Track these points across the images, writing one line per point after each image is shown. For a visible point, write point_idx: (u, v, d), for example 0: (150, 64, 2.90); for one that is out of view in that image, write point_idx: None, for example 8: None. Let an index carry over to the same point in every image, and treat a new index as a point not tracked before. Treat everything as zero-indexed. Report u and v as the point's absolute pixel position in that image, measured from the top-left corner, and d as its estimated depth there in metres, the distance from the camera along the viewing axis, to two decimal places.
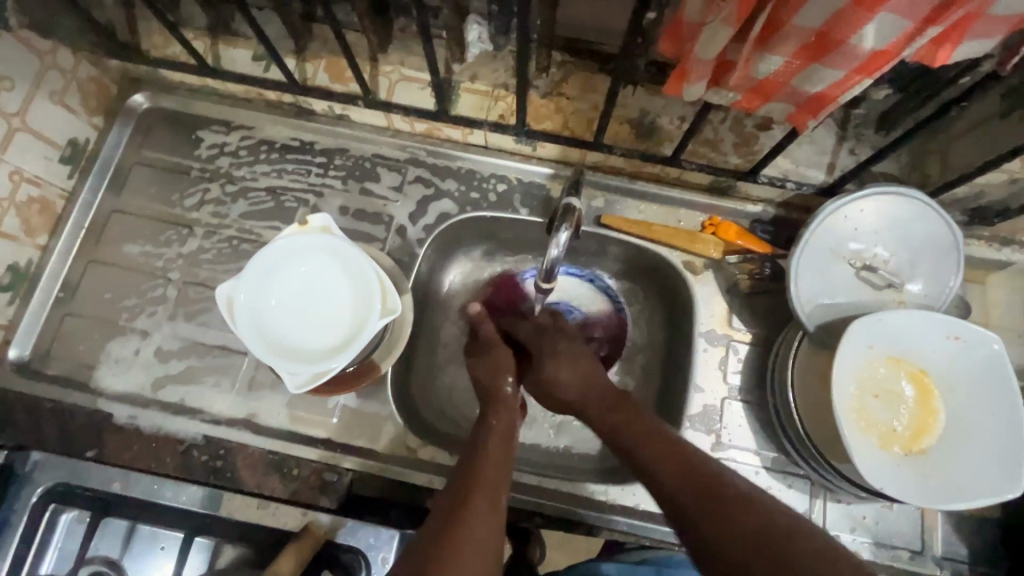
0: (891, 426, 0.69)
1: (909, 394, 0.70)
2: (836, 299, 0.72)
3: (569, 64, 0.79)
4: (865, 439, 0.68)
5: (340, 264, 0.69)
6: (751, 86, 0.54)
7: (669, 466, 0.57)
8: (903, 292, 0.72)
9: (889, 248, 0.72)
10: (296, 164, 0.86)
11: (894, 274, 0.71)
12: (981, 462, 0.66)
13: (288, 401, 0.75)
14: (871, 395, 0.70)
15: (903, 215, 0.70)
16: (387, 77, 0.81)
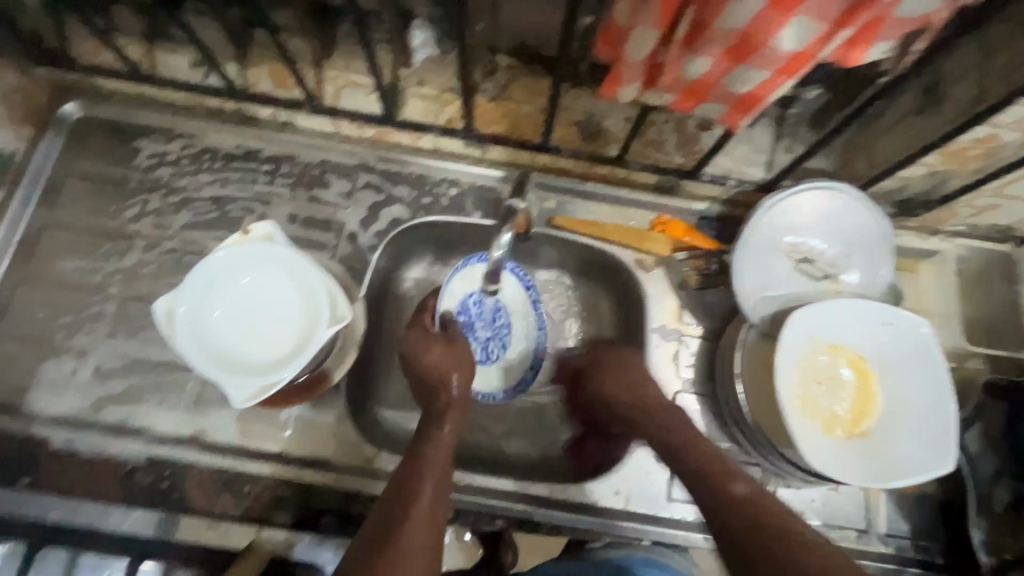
0: (833, 410, 0.72)
1: (849, 379, 0.73)
2: (779, 291, 0.74)
3: (515, 68, 0.80)
4: (811, 425, 0.70)
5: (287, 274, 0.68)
6: (684, 87, 0.56)
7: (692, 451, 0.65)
8: (839, 282, 0.75)
9: (825, 241, 0.75)
10: (241, 172, 0.84)
11: (830, 266, 0.75)
12: (914, 440, 0.69)
13: (238, 416, 0.73)
14: (814, 380, 0.72)
15: (835, 209, 0.74)
16: (332, 83, 0.81)
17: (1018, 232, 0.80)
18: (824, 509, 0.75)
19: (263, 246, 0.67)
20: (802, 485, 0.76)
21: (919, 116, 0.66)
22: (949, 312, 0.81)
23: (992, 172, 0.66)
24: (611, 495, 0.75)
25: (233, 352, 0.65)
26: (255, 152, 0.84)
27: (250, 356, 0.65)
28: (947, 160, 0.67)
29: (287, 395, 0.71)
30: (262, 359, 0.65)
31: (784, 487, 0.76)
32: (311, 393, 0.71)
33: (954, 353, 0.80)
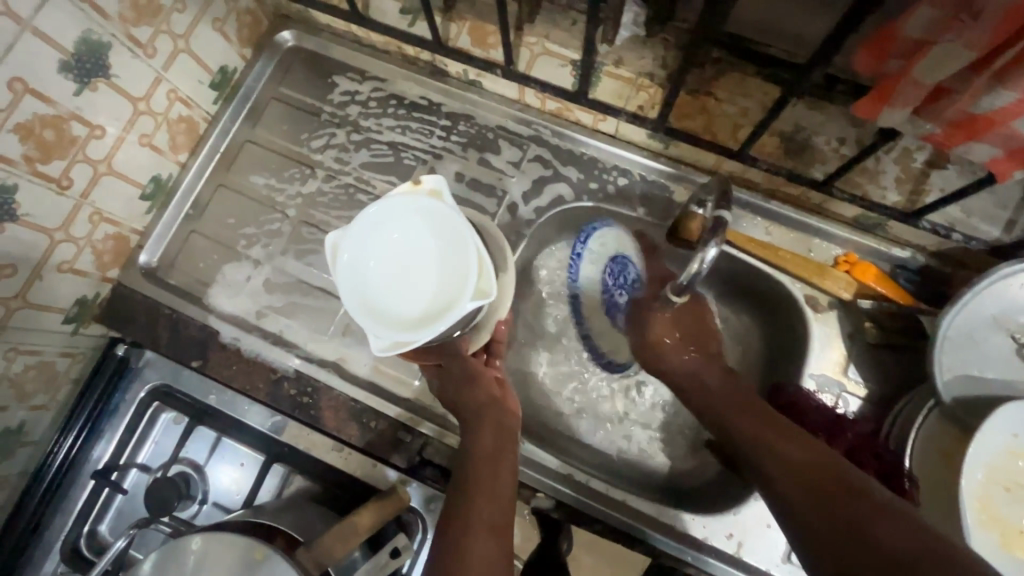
0: (1019, 526, 0.60)
1: None
2: (985, 374, 0.63)
3: (723, 63, 0.70)
4: (987, 537, 0.59)
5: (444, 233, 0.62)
6: (957, 121, 0.48)
7: (780, 470, 0.59)
8: None
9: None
10: (421, 124, 0.86)
11: None
12: None
13: (377, 353, 0.78)
14: (1005, 487, 0.60)
15: None
16: (529, 49, 0.77)
17: None
18: None
19: (426, 201, 0.61)
20: None
21: None
22: None
23: None
24: (722, 536, 0.70)
25: (382, 304, 0.62)
26: (437, 106, 0.86)
27: (396, 311, 0.61)
28: None
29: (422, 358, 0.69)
30: (406, 317, 0.61)
31: None
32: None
33: None
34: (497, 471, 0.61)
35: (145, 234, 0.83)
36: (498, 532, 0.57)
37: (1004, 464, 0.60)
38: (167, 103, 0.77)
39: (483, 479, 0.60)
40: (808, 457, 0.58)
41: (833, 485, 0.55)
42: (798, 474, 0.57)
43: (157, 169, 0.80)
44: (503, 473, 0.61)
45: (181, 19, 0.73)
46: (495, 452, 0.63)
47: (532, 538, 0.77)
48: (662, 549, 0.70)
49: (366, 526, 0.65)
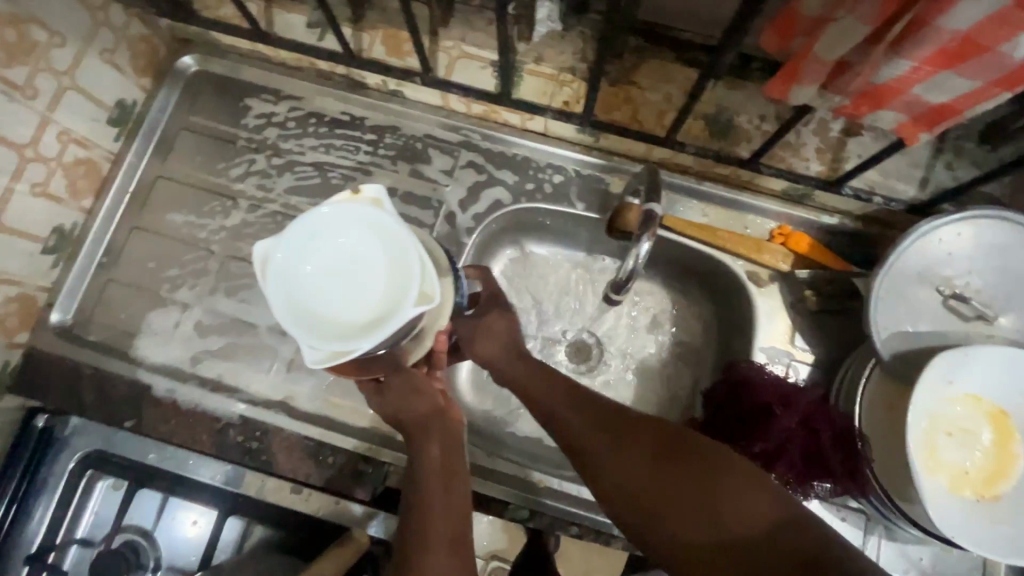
0: (962, 467, 0.63)
1: (986, 436, 0.64)
2: (918, 328, 0.66)
3: (643, 51, 0.73)
4: (933, 480, 0.62)
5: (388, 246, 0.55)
6: (866, 92, 0.49)
7: (580, 433, 0.55)
8: (994, 326, 0.66)
9: (981, 277, 0.66)
10: (345, 140, 0.82)
11: (986, 306, 0.65)
12: None
13: (325, 385, 0.74)
14: (946, 430, 0.64)
15: (1001, 242, 0.65)
16: (446, 53, 0.76)
17: None
18: (932, 569, 0.69)
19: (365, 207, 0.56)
20: (910, 541, 0.69)
21: None
22: None
23: None
24: None
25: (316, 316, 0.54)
26: (360, 120, 0.83)
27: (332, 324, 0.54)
28: None
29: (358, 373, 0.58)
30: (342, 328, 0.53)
31: (889, 540, 0.70)
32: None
33: None
34: (452, 484, 0.54)
35: (54, 291, 0.76)
36: (459, 551, 0.50)
37: (941, 412, 0.64)
38: (59, 146, 0.70)
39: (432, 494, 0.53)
40: (600, 410, 0.57)
41: (623, 435, 0.54)
42: (594, 428, 0.55)
43: (58, 219, 0.74)
44: (455, 491, 0.54)
45: (63, 54, 0.67)
46: (444, 467, 0.55)
47: (518, 537, 0.74)
48: None
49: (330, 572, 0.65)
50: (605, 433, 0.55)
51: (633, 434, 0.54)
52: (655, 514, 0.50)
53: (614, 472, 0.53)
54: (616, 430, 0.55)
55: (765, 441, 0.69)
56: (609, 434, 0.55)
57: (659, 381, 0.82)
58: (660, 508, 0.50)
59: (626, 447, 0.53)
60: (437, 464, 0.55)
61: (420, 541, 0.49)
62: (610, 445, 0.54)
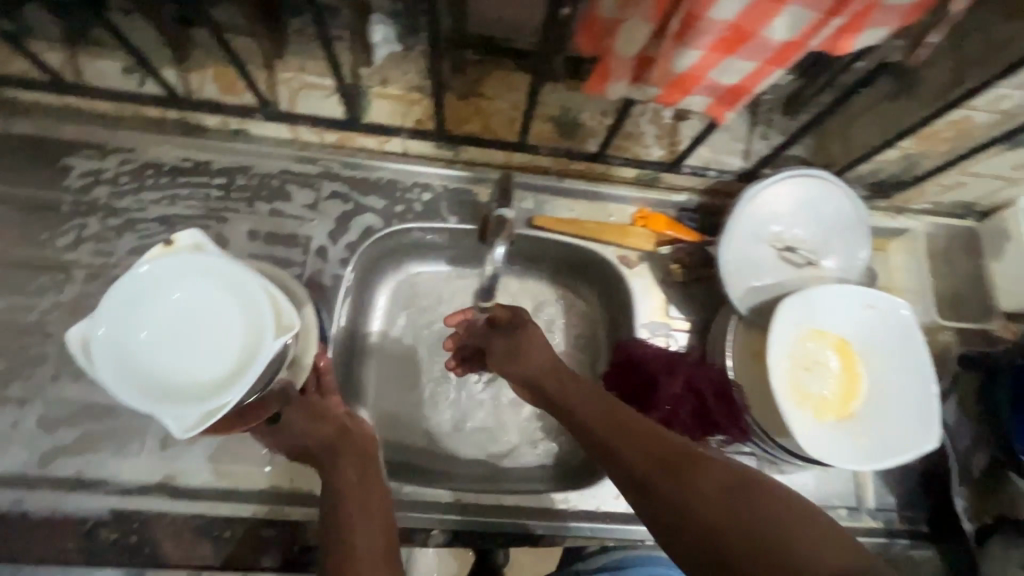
0: (822, 396, 0.72)
1: (835, 364, 0.74)
2: (765, 281, 0.74)
3: (484, 64, 0.76)
4: (803, 413, 0.70)
5: (223, 288, 0.62)
6: (672, 81, 0.54)
7: (624, 450, 0.55)
8: (820, 268, 0.76)
9: (804, 228, 0.76)
10: (191, 188, 0.76)
11: (810, 252, 0.76)
12: (899, 416, 0.71)
13: (210, 454, 0.67)
14: (805, 365, 0.72)
15: (813, 196, 0.75)
16: (286, 86, 0.74)
17: (980, 206, 0.82)
18: (817, 491, 0.77)
19: (189, 258, 0.61)
20: (795, 470, 0.77)
21: (895, 100, 0.65)
22: (920, 290, 0.84)
23: (965, 151, 0.67)
24: (612, 499, 0.73)
25: (174, 378, 0.59)
26: (205, 164, 0.77)
27: (195, 378, 0.59)
28: (922, 143, 0.67)
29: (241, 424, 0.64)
30: (207, 380, 0.59)
31: (778, 473, 0.77)
32: (283, 403, 0.65)
33: (926, 328, 0.83)
34: (367, 493, 0.56)
35: None
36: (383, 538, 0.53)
37: (796, 350, 0.72)
38: None
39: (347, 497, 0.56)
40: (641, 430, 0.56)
41: (689, 469, 0.51)
42: (629, 442, 0.55)
43: None
44: (375, 493, 0.57)
45: None
46: (360, 475, 0.59)
47: (466, 557, 0.76)
48: (562, 534, 0.72)
49: None
50: (649, 451, 0.54)
51: (705, 474, 0.50)
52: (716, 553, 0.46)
53: (670, 502, 0.50)
54: (674, 465, 0.52)
55: (658, 409, 0.74)
56: (666, 465, 0.52)
57: None
58: (732, 551, 0.45)
59: (699, 480, 0.50)
60: (353, 473, 0.59)
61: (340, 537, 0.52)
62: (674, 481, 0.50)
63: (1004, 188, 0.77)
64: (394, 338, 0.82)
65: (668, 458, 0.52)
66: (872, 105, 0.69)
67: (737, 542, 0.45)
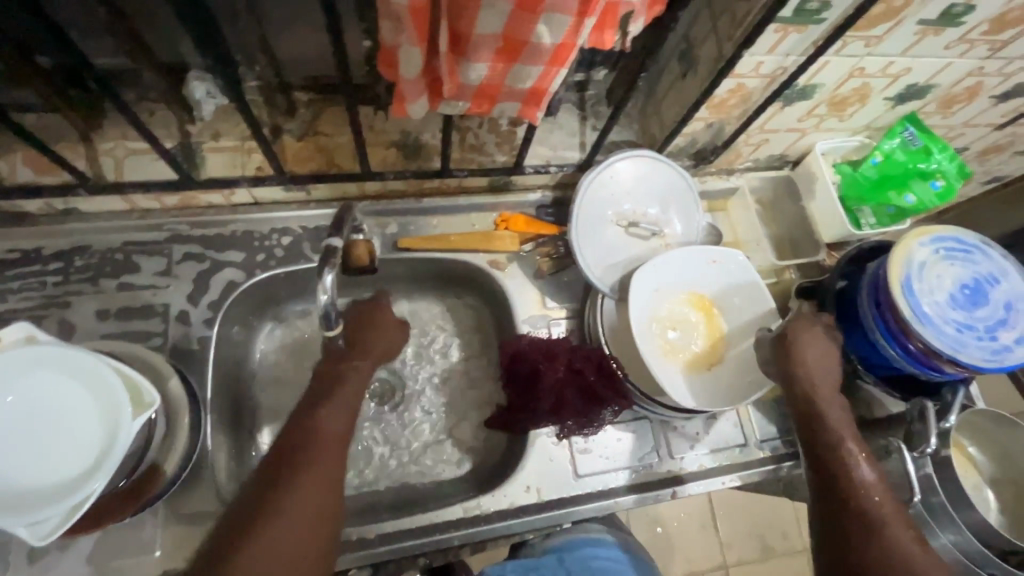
0: (689, 349, 0.79)
1: (695, 317, 0.80)
2: (617, 258, 0.81)
3: (317, 102, 0.78)
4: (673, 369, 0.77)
5: (66, 378, 0.57)
6: (473, 93, 0.58)
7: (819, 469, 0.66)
8: (665, 236, 0.84)
9: (644, 203, 0.83)
10: (24, 279, 0.72)
11: (654, 224, 0.83)
12: (758, 353, 0.78)
13: (89, 554, 0.63)
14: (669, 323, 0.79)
15: (644, 173, 0.83)
16: (109, 156, 0.71)
17: (790, 156, 0.94)
18: (709, 437, 0.83)
19: (23, 352, 0.55)
20: (686, 422, 0.82)
21: (685, 77, 0.74)
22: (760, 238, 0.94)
23: (751, 112, 0.76)
24: (523, 492, 0.75)
25: (19, 486, 0.53)
26: (36, 252, 0.73)
27: (45, 482, 0.54)
28: (716, 111, 0.76)
29: (109, 515, 0.60)
30: (62, 479, 0.54)
31: (672, 429, 0.82)
32: (138, 499, 0.61)
33: (771, 270, 0.92)
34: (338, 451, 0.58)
35: None
36: (330, 481, 0.56)
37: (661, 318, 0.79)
38: None
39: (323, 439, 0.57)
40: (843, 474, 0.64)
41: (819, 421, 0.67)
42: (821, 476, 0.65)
43: None
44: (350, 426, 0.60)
45: None
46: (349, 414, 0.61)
47: None
48: (481, 538, 0.72)
49: None
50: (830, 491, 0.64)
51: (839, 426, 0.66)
52: (848, 522, 0.62)
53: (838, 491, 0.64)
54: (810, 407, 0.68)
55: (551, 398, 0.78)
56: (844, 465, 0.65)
57: (462, 385, 0.86)
58: (862, 508, 0.62)
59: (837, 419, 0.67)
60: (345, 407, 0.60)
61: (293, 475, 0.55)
62: (816, 432, 0.67)
63: (802, 138, 0.88)
64: (284, 389, 0.80)
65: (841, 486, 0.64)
66: (671, 85, 0.77)
67: (861, 513, 0.62)
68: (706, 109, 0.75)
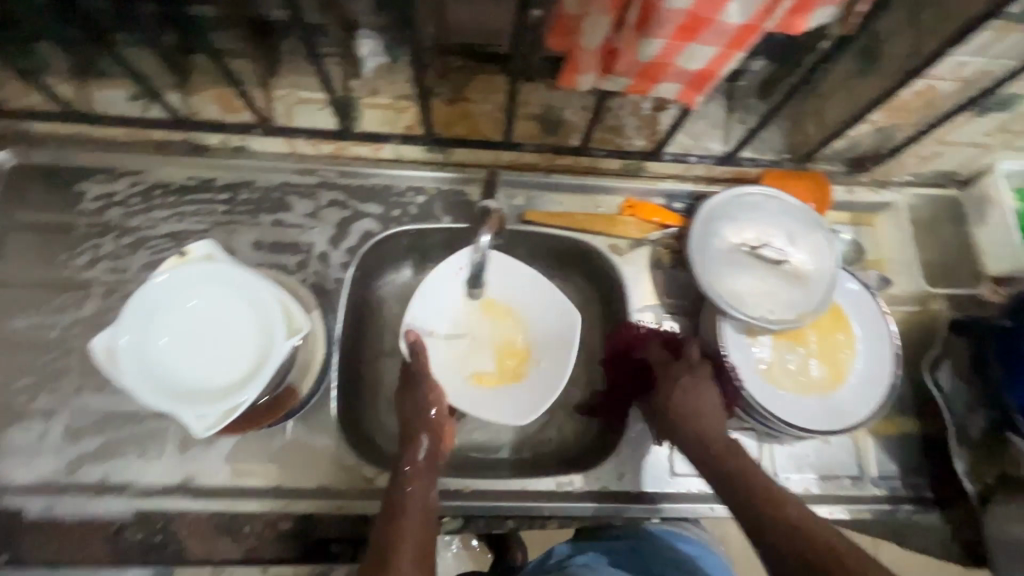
0: (801, 381, 0.77)
1: (793, 350, 0.79)
2: (737, 282, 0.77)
3: (468, 68, 0.80)
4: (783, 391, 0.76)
5: (236, 295, 0.63)
6: (640, 70, 0.57)
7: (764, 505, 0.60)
8: (792, 268, 0.78)
9: (768, 233, 0.80)
10: (198, 204, 0.80)
11: (780, 255, 0.79)
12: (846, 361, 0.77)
13: (227, 455, 0.70)
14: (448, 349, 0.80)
15: (764, 207, 0.80)
16: (282, 102, 0.78)
17: (960, 176, 0.84)
18: (818, 463, 0.78)
19: (206, 269, 0.62)
20: (795, 442, 0.78)
21: (862, 75, 0.68)
22: (908, 260, 0.86)
23: (934, 120, 0.69)
24: (616, 479, 0.75)
25: (191, 383, 0.60)
26: (209, 181, 0.81)
27: (211, 384, 0.61)
28: (891, 115, 0.69)
29: (251, 423, 0.67)
30: (224, 384, 0.61)
31: (779, 445, 0.78)
32: (276, 413, 0.68)
33: (917, 297, 0.84)
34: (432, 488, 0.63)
35: None
36: (425, 508, 0.61)
37: (770, 349, 0.78)
38: None
39: (406, 514, 0.60)
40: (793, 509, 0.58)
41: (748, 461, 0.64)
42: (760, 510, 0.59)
43: None
44: (428, 510, 0.61)
45: None
46: (424, 494, 0.62)
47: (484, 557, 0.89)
48: (569, 515, 0.73)
49: None
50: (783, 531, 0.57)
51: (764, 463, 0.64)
52: (793, 532, 0.56)
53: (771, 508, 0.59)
54: (731, 451, 0.65)
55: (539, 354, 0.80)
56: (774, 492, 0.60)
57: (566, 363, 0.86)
58: (810, 522, 0.56)
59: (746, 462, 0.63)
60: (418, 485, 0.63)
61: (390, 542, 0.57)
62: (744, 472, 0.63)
63: (982, 155, 0.78)
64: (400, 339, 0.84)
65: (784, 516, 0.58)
66: (842, 82, 0.71)
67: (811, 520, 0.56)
68: (880, 113, 0.69)
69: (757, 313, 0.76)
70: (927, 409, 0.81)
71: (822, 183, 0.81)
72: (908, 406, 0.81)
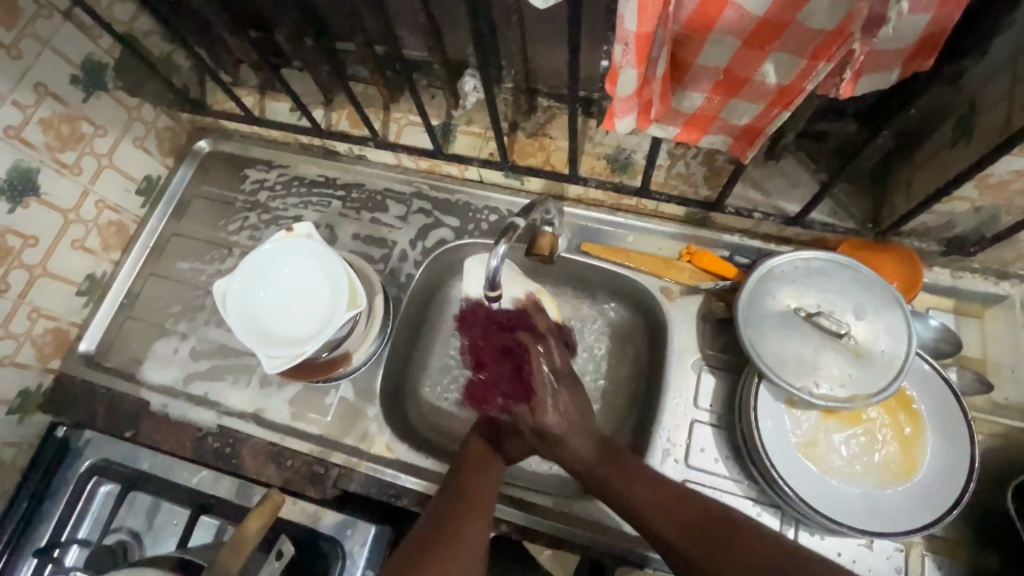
0: (851, 474, 0.70)
1: (840, 433, 0.72)
2: (784, 346, 0.73)
3: (554, 108, 0.88)
4: (825, 475, 0.70)
5: (320, 267, 0.78)
6: (684, 121, 0.60)
7: (674, 538, 0.63)
8: (851, 342, 0.72)
9: (831, 301, 0.74)
10: (321, 196, 0.99)
11: (841, 325, 0.73)
12: (929, 465, 0.69)
13: (291, 398, 0.85)
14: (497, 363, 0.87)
15: (826, 274, 0.75)
16: (396, 123, 0.94)
17: None
18: (853, 567, 0.69)
19: (305, 245, 0.78)
20: (828, 535, 0.70)
21: (953, 149, 0.63)
22: (1018, 366, 0.74)
23: None
24: (615, 515, 0.76)
25: (272, 330, 0.76)
26: (333, 179, 1.00)
27: (285, 334, 0.75)
28: (989, 193, 0.62)
29: (309, 376, 0.80)
30: (296, 336, 0.75)
31: (807, 535, 0.71)
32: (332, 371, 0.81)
33: None
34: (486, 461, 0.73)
35: (84, 326, 0.93)
36: (487, 480, 0.71)
37: (817, 426, 0.73)
38: (96, 211, 0.91)
39: (473, 478, 0.70)
40: (720, 533, 0.62)
41: (732, 546, 0.60)
42: (698, 541, 0.62)
43: (91, 267, 0.93)
44: (487, 471, 0.72)
45: (103, 142, 0.88)
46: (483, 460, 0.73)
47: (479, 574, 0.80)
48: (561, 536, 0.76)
49: (253, 533, 0.67)
50: (700, 538, 0.62)
51: (752, 541, 0.60)
52: None
53: None
54: (689, 509, 0.64)
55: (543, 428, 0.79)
56: None
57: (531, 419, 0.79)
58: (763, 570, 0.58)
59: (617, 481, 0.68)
60: (480, 456, 0.74)
61: (463, 501, 0.67)
62: (705, 545, 0.61)
63: None
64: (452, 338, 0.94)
65: (703, 532, 0.62)
66: (934, 154, 0.66)
67: None
68: (973, 189, 0.63)
69: (802, 383, 0.71)
70: (1015, 544, 0.68)
71: (910, 262, 0.74)
72: (990, 533, 0.69)
